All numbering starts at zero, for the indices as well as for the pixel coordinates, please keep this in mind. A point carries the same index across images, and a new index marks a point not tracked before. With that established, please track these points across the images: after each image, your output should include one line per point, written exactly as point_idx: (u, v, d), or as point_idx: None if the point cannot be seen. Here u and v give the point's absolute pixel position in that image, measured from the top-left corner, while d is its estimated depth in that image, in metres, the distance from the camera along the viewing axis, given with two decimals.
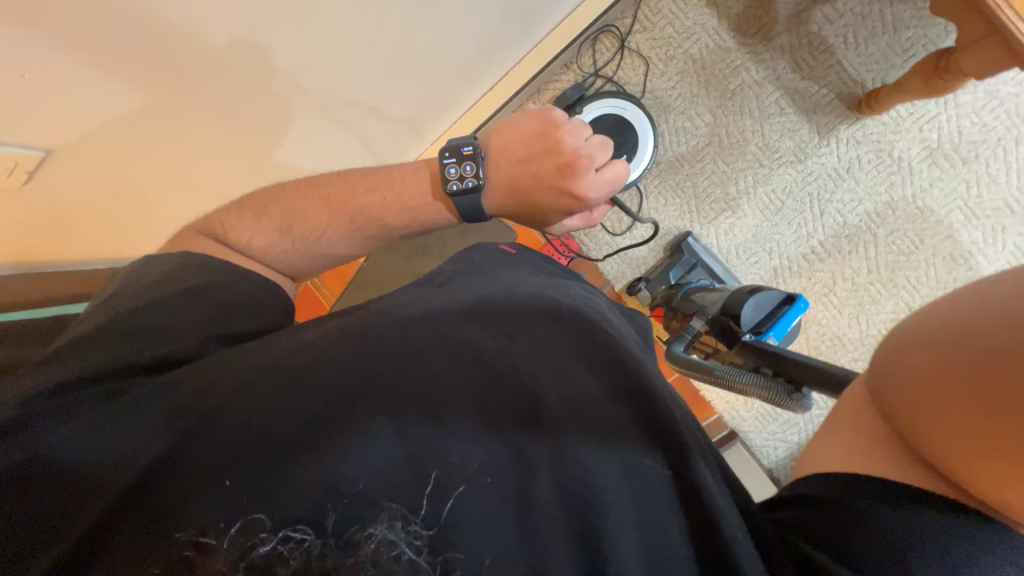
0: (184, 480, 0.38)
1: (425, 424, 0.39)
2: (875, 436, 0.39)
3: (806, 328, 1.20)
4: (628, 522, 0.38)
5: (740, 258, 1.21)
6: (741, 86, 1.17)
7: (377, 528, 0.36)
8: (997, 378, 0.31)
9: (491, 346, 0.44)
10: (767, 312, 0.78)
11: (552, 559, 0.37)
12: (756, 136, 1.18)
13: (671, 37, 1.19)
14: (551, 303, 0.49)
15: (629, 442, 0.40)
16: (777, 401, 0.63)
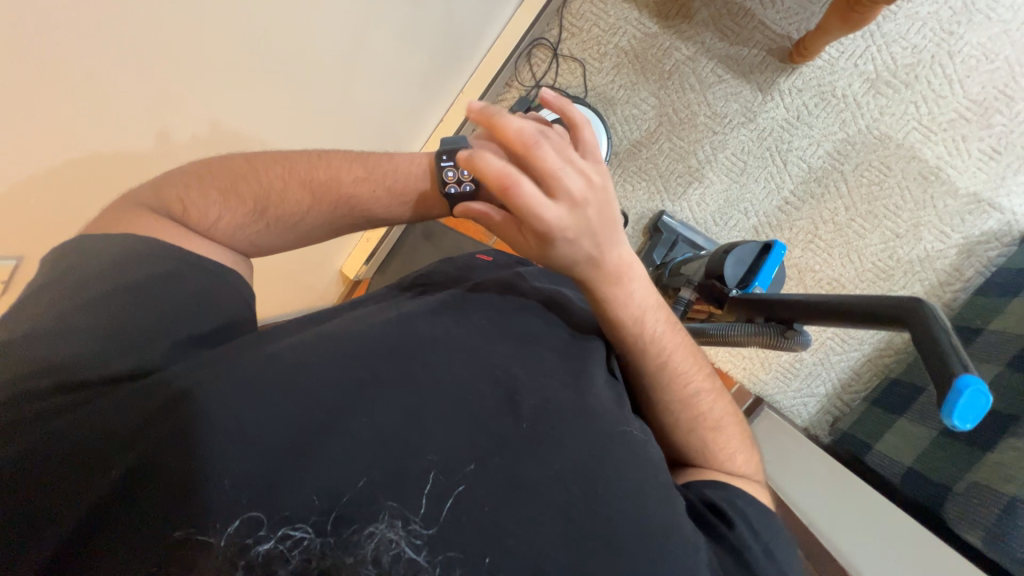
0: (198, 469, 0.37)
1: (408, 424, 0.40)
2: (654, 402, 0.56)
3: (802, 277, 1.19)
4: (621, 493, 0.41)
5: (718, 224, 1.22)
6: (676, 65, 1.22)
7: (377, 527, 0.36)
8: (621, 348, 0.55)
9: (460, 335, 0.47)
10: (749, 264, 0.79)
11: (543, 536, 0.38)
12: (704, 107, 1.21)
13: (597, 37, 1.25)
14: (513, 304, 0.53)
15: (614, 417, 0.46)
16: (773, 342, 0.65)
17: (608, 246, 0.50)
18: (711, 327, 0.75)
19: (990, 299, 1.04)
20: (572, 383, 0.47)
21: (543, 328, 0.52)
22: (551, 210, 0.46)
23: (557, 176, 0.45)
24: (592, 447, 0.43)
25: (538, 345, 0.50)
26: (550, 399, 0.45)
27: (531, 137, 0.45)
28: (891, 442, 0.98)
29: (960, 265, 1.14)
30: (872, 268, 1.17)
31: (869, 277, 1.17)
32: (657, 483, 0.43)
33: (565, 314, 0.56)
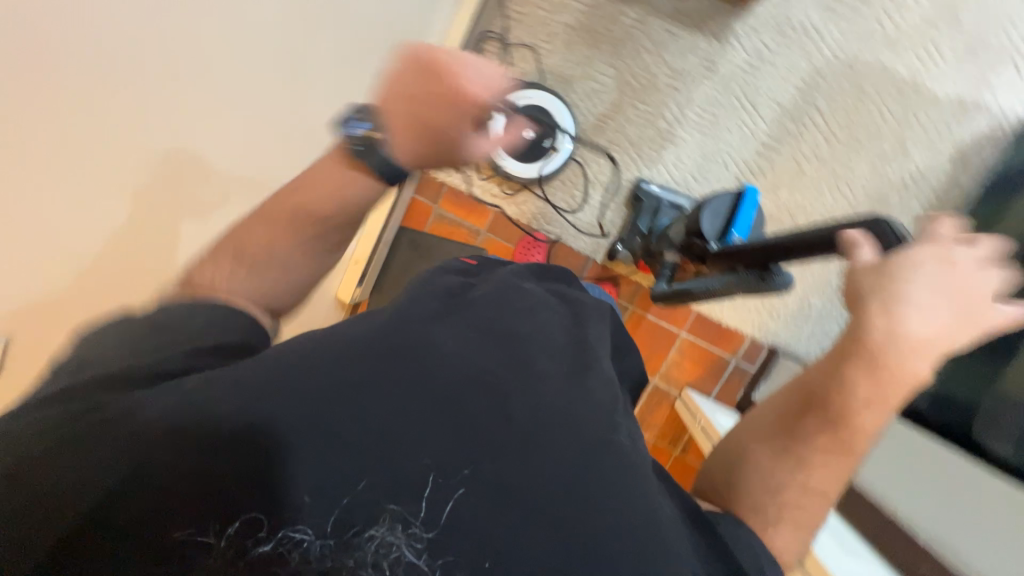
0: (204, 482, 0.38)
1: (404, 430, 0.41)
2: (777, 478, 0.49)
3: (794, 219, 1.18)
4: (616, 501, 0.41)
5: (699, 181, 1.20)
6: (627, 31, 1.20)
7: (377, 530, 0.38)
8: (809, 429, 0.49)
9: (447, 344, 0.46)
10: (726, 216, 0.80)
11: (536, 539, 0.39)
12: (663, 67, 1.19)
13: (543, 20, 1.23)
14: (509, 301, 0.53)
15: (603, 426, 0.45)
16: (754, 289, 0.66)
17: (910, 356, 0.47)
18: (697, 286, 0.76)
19: (992, 204, 1.01)
20: (563, 382, 0.47)
21: (536, 324, 0.52)
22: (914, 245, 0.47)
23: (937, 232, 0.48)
24: (584, 456, 0.43)
25: (523, 343, 0.49)
26: (542, 405, 0.44)
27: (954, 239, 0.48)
28: None
29: (954, 175, 1.11)
30: (863, 195, 1.15)
31: (861, 206, 1.15)
32: (640, 483, 0.43)
33: (552, 315, 0.55)
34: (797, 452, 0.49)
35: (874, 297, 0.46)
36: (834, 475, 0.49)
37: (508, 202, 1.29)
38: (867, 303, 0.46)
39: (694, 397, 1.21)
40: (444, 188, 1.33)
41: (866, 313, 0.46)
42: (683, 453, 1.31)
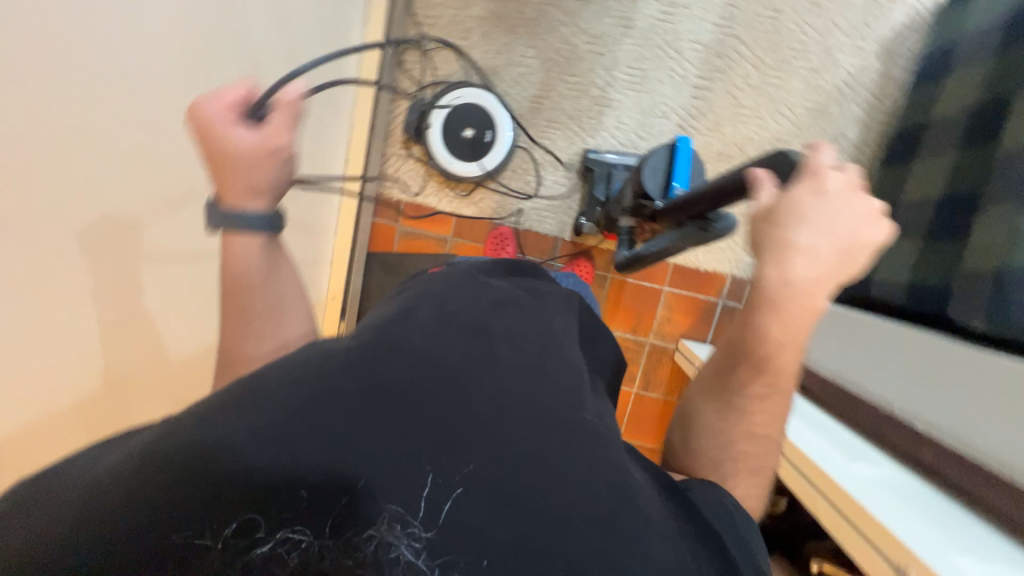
0: (196, 484, 0.36)
1: (402, 426, 0.40)
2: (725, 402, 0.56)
3: (743, 151, 1.19)
4: (595, 476, 0.43)
5: (644, 136, 1.21)
6: (538, 8, 1.20)
7: (377, 530, 0.36)
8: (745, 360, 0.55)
9: (418, 341, 0.47)
10: (664, 171, 0.83)
11: (541, 519, 0.39)
12: (584, 36, 1.19)
13: (456, 18, 1.21)
14: (483, 301, 0.56)
15: (571, 406, 0.48)
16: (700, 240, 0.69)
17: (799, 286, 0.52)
18: (652, 246, 0.78)
19: (924, 89, 1.03)
20: (525, 367, 0.49)
21: (509, 321, 0.55)
22: (795, 183, 0.51)
23: (812, 166, 0.52)
24: (561, 434, 0.44)
25: (491, 341, 0.50)
26: (512, 392, 0.45)
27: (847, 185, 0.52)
28: (886, 267, 0.95)
29: (884, 71, 1.13)
30: (803, 112, 1.17)
31: (803, 123, 1.17)
32: (612, 457, 0.45)
33: (519, 314, 0.57)
34: (731, 404, 0.55)
35: (758, 238, 0.53)
36: (769, 415, 0.55)
37: (467, 204, 1.30)
38: (755, 243, 0.53)
39: (690, 345, 1.23)
40: (401, 206, 1.31)
41: (752, 251, 0.53)
42: None
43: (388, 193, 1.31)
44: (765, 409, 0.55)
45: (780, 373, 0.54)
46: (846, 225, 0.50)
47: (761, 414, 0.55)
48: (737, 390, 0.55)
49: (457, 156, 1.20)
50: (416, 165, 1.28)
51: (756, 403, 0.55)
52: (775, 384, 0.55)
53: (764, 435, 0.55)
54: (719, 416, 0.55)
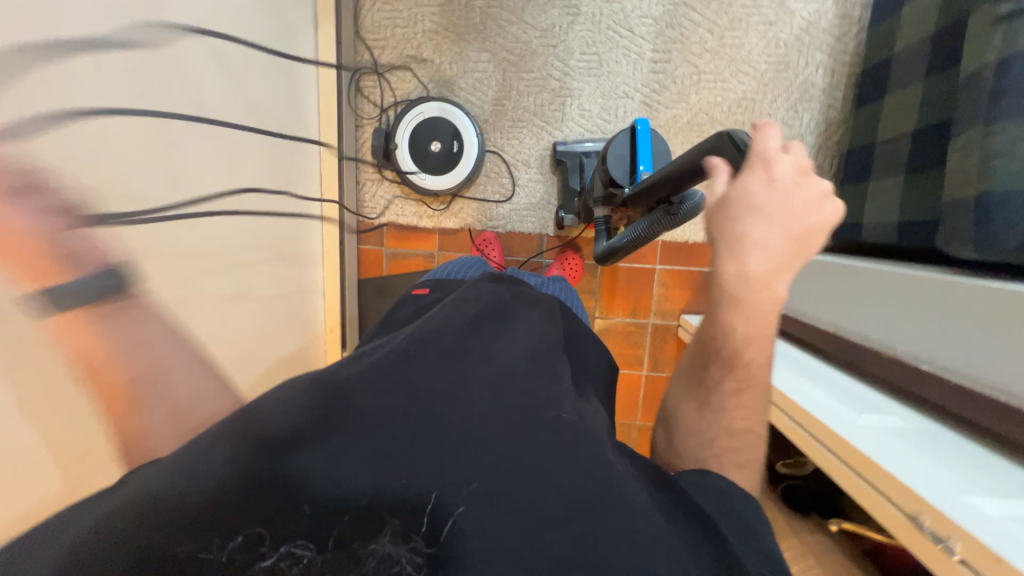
0: (216, 492, 0.37)
1: (392, 454, 0.40)
2: (709, 405, 0.56)
3: (712, 117, 1.18)
4: (574, 469, 0.41)
5: (610, 120, 1.20)
6: (484, 13, 1.20)
7: (378, 542, 0.35)
8: (720, 363, 0.56)
9: (404, 375, 0.48)
10: (628, 156, 0.82)
11: (552, 511, 0.39)
12: (533, 31, 1.19)
13: (404, 37, 1.22)
14: (466, 328, 0.58)
15: (539, 406, 0.47)
16: (669, 220, 0.71)
17: (758, 279, 0.50)
18: (626, 237, 0.79)
19: (884, 23, 1.00)
20: (497, 378, 0.50)
21: (489, 342, 0.57)
22: (750, 168, 0.49)
23: (758, 148, 0.49)
24: (540, 434, 0.44)
25: (468, 363, 0.52)
26: (486, 400, 0.47)
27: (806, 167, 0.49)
28: (874, 210, 0.93)
29: (841, 12, 1.11)
30: (766, 67, 1.15)
31: (768, 78, 1.15)
32: (590, 450, 0.44)
33: (502, 333, 0.59)
34: (710, 405, 0.56)
35: (715, 230, 0.51)
36: (750, 415, 0.56)
37: (448, 216, 1.30)
38: (712, 234, 0.52)
39: (692, 320, 1.22)
40: (384, 230, 1.32)
41: (711, 242, 0.52)
42: None
43: (369, 219, 1.32)
44: (739, 404, 0.56)
45: (753, 373, 0.56)
46: (801, 206, 0.49)
47: (738, 413, 0.56)
48: (712, 387, 0.56)
49: (428, 171, 1.21)
50: (391, 187, 1.29)
51: (734, 400, 0.56)
52: (746, 383, 0.56)
53: (751, 432, 0.56)
54: (698, 421, 0.57)
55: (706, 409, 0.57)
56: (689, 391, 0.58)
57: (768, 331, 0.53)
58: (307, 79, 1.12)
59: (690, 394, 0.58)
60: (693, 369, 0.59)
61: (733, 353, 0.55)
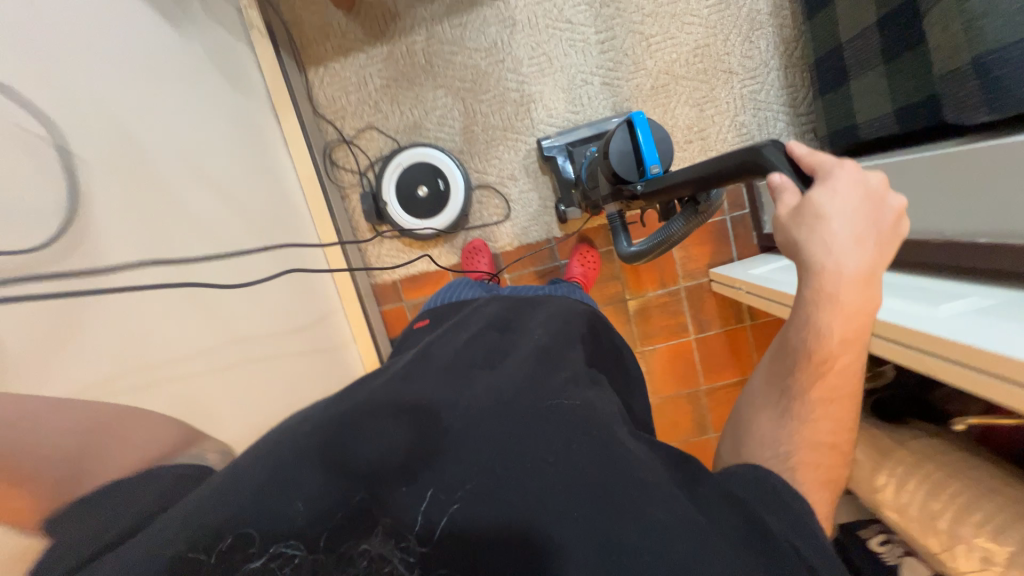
0: (223, 507, 0.35)
1: (404, 473, 0.41)
2: (791, 413, 0.54)
3: (674, 74, 1.19)
4: (579, 453, 0.44)
5: (580, 110, 1.22)
6: (426, 52, 1.22)
7: (370, 544, 0.37)
8: (808, 377, 0.54)
9: (445, 406, 0.48)
10: (631, 152, 0.84)
11: (539, 489, 0.41)
12: (478, 54, 1.21)
13: (359, 100, 1.24)
14: (495, 352, 0.61)
15: (532, 398, 0.50)
16: (700, 215, 0.80)
17: (843, 287, 0.52)
18: (652, 240, 0.89)
19: None
20: (494, 386, 0.52)
21: (519, 355, 0.59)
22: (830, 182, 0.52)
23: (841, 167, 0.53)
24: (540, 423, 0.47)
25: (497, 381, 0.53)
26: (495, 404, 0.48)
27: (879, 189, 0.53)
28: (865, 106, 0.93)
29: None
30: (709, 11, 1.16)
31: (714, 21, 1.16)
32: (586, 432, 0.46)
33: (529, 342, 0.62)
34: (793, 410, 0.54)
35: (810, 238, 0.53)
36: (833, 422, 0.53)
37: (454, 251, 1.30)
38: (807, 240, 0.53)
39: (722, 271, 1.21)
40: (398, 285, 1.33)
41: (804, 249, 0.53)
42: (754, 318, 1.30)
43: (382, 279, 1.33)
44: (829, 415, 0.53)
45: (841, 375, 0.54)
46: (885, 217, 0.53)
47: (825, 419, 0.53)
48: (798, 391, 0.54)
49: (423, 216, 1.22)
50: (393, 242, 1.30)
51: (824, 408, 0.53)
52: (833, 390, 0.53)
53: (833, 444, 0.53)
54: (776, 426, 0.54)
55: (786, 413, 0.54)
56: (772, 405, 0.55)
57: (859, 335, 0.54)
58: (283, 168, 1.14)
59: (768, 403, 0.56)
60: (773, 384, 0.56)
61: (825, 363, 0.53)
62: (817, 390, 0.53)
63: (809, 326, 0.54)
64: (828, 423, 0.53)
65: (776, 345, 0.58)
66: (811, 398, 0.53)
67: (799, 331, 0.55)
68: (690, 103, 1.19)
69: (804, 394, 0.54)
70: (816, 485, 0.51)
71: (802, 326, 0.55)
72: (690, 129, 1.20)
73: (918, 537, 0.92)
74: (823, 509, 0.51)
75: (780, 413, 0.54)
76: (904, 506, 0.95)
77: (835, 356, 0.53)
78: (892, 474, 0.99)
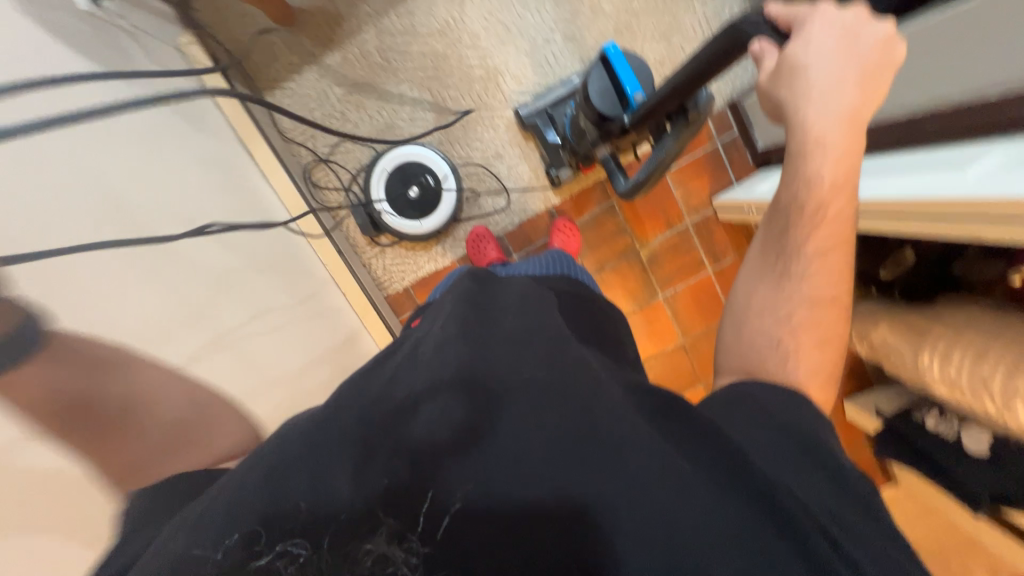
0: (231, 510, 0.35)
1: (408, 469, 0.37)
2: (786, 270, 0.55)
3: (636, 11, 1.15)
4: (599, 420, 0.41)
5: (548, 71, 1.19)
6: (378, 48, 1.17)
7: (374, 543, 0.34)
8: (801, 230, 0.54)
9: (464, 367, 0.44)
10: (612, 88, 0.83)
11: (546, 470, 0.38)
12: (433, 39, 1.17)
13: (325, 116, 1.20)
14: (488, 309, 0.55)
15: (514, 370, 0.45)
16: (692, 126, 0.75)
17: (829, 139, 0.51)
18: (647, 166, 0.82)
19: None
20: (474, 349, 0.47)
21: (529, 314, 0.54)
22: (804, 31, 0.49)
23: (815, 12, 0.49)
24: (559, 391, 0.42)
25: (524, 343, 0.48)
26: (518, 371, 0.44)
27: (860, 22, 0.49)
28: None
29: None
30: None
31: None
32: (572, 402, 0.42)
33: (542, 303, 0.58)
34: (789, 270, 0.55)
35: (793, 95, 0.50)
36: (831, 272, 0.54)
37: (458, 244, 1.28)
38: (790, 98, 0.50)
39: (725, 198, 1.20)
40: (410, 290, 1.31)
41: (789, 108, 0.51)
42: None
43: (393, 289, 1.31)
44: (826, 266, 0.54)
45: (836, 222, 0.54)
46: (866, 50, 0.50)
47: (821, 273, 0.54)
48: (793, 253, 0.55)
49: (419, 216, 1.20)
50: (395, 249, 1.28)
51: (820, 261, 0.54)
52: (829, 239, 0.54)
53: (834, 299, 0.54)
54: (778, 289, 0.55)
55: (785, 276, 0.55)
56: (771, 266, 0.56)
57: (853, 177, 0.53)
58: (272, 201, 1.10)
59: (766, 272, 0.57)
60: (768, 244, 0.57)
61: (818, 215, 0.53)
62: (814, 242, 0.54)
63: (795, 181, 0.53)
64: (826, 274, 0.54)
65: (769, 210, 0.58)
66: (810, 250, 0.54)
67: (786, 188, 0.54)
68: (657, 37, 1.17)
69: (805, 254, 0.54)
70: (808, 349, 0.53)
71: (791, 182, 0.54)
72: (663, 64, 1.18)
73: (974, 403, 0.94)
74: (830, 364, 0.54)
75: (782, 291, 0.55)
76: (954, 378, 0.96)
77: (830, 206, 0.53)
78: (934, 351, 1.01)
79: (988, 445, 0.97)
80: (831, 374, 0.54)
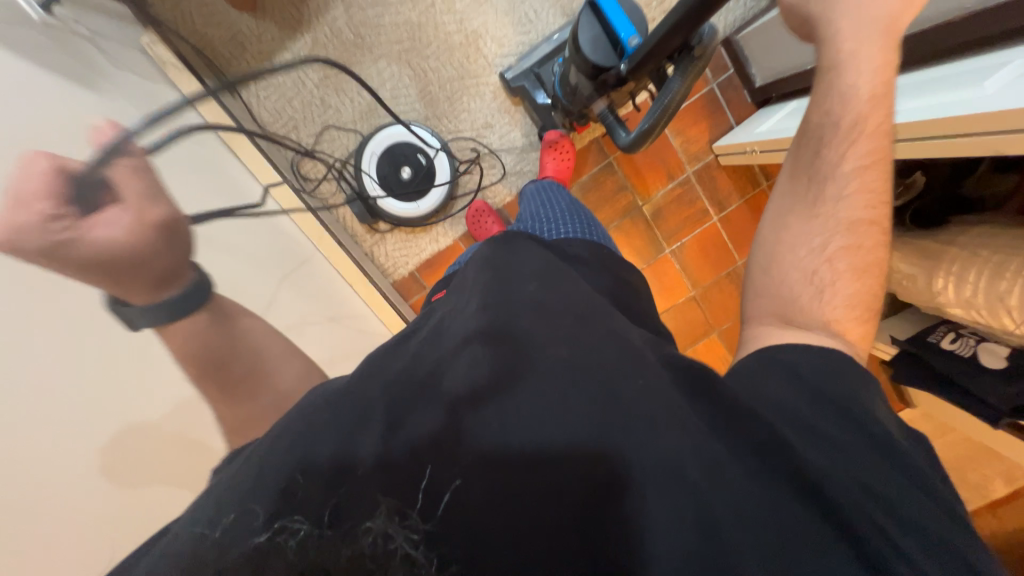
0: (251, 487, 0.37)
1: (428, 454, 0.38)
2: (822, 191, 0.55)
3: None
4: (634, 383, 0.41)
5: (530, 29, 1.13)
6: (350, 23, 1.11)
7: (373, 521, 0.35)
8: (836, 150, 0.54)
9: (503, 328, 0.45)
10: (603, 36, 0.80)
11: (567, 442, 0.38)
12: (406, 7, 1.11)
13: (303, 105, 1.16)
14: (502, 271, 0.54)
15: (542, 340, 0.44)
16: (696, 68, 0.73)
17: (861, 54, 0.52)
18: (650, 114, 0.78)
19: None
20: (493, 317, 0.47)
21: (552, 280, 0.53)
22: None
23: None
24: (588, 361, 0.42)
25: (547, 317, 0.47)
26: (548, 341, 0.44)
27: None
28: None
29: None
30: None
31: None
32: (594, 373, 0.41)
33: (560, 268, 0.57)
34: (824, 194, 0.55)
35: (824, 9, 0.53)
36: (869, 191, 0.54)
37: (458, 221, 1.26)
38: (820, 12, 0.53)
39: (726, 142, 1.16)
40: (416, 274, 1.30)
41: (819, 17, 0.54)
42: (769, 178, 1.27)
43: (399, 274, 1.30)
44: (865, 185, 0.53)
45: (875, 138, 0.53)
46: None
47: (860, 193, 0.53)
48: (829, 174, 0.55)
49: (412, 198, 1.16)
50: (395, 234, 1.26)
51: (858, 178, 0.54)
52: (872, 154, 0.54)
53: (872, 221, 0.53)
54: (809, 216, 0.55)
55: (819, 201, 0.55)
56: (802, 190, 0.57)
57: (889, 90, 0.53)
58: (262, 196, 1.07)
59: (799, 198, 0.57)
60: (802, 165, 0.57)
61: (856, 131, 0.53)
62: (854, 160, 0.54)
63: (832, 95, 0.54)
64: (866, 194, 0.53)
65: (800, 133, 0.58)
66: (853, 167, 0.54)
67: (821, 107, 0.55)
68: None
69: (840, 175, 0.54)
70: (843, 276, 0.53)
71: (827, 98, 0.54)
72: (650, 6, 1.11)
73: (991, 320, 0.94)
74: (867, 291, 0.53)
75: (813, 211, 0.55)
76: (970, 299, 0.96)
77: (868, 122, 0.53)
78: (950, 274, 1.00)
79: (1004, 359, 0.98)
80: (869, 306, 0.53)
